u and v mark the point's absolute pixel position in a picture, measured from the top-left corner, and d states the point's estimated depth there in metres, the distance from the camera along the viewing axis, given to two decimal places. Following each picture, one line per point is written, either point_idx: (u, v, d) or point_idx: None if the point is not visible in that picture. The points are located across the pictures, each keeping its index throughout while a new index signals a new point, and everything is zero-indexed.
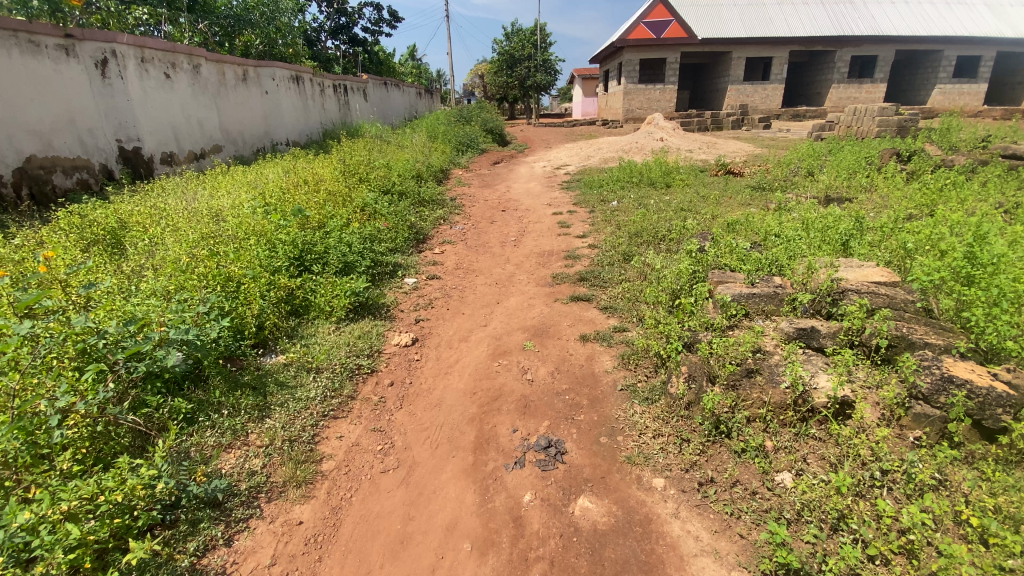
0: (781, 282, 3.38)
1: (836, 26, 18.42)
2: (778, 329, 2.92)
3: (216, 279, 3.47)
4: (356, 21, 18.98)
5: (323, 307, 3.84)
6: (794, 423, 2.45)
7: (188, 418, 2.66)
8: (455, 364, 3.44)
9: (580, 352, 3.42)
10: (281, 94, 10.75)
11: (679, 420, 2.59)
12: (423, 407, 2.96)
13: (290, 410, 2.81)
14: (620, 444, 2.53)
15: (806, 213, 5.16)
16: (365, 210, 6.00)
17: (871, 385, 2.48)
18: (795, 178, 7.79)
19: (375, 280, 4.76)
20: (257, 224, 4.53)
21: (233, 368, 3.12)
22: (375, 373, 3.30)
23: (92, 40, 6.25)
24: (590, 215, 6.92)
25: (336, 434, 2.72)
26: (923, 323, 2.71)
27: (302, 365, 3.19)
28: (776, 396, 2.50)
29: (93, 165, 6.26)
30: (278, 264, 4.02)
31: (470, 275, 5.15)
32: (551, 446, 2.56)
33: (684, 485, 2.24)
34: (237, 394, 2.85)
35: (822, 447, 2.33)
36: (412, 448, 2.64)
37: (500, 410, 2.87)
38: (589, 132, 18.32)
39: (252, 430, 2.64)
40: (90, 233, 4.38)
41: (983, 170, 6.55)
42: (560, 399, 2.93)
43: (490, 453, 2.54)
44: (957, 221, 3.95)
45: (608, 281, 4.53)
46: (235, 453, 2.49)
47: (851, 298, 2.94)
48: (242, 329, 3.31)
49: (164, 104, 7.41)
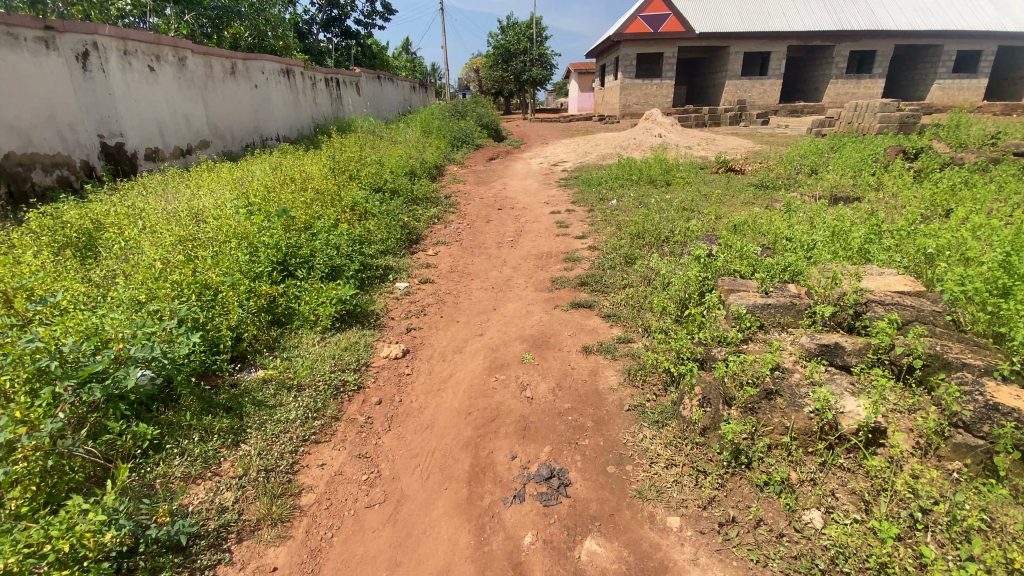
0: (796, 291, 3.17)
1: (836, 20, 18.19)
2: (797, 344, 2.71)
3: (191, 287, 3.22)
4: (350, 13, 18.62)
5: (308, 315, 3.61)
6: (820, 451, 2.25)
7: (154, 445, 2.41)
8: (448, 379, 3.20)
9: (583, 366, 3.19)
10: (271, 88, 10.45)
11: (693, 448, 2.37)
12: (414, 430, 2.73)
13: (267, 434, 2.57)
14: (629, 475, 2.31)
15: (816, 214, 4.94)
16: (355, 209, 5.73)
17: (903, 409, 2.30)
18: (799, 175, 7.58)
19: (364, 285, 4.51)
20: (238, 226, 4.28)
21: (208, 387, 2.87)
22: (361, 391, 3.06)
23: (72, 32, 5.95)
24: (590, 215, 6.68)
25: (317, 462, 2.48)
26: (957, 339, 2.51)
27: (282, 382, 2.95)
28: (800, 422, 2.28)
29: (74, 161, 5.96)
30: (259, 270, 3.78)
31: (465, 279, 4.91)
32: (553, 476, 2.34)
33: (701, 526, 2.02)
34: (210, 416, 2.60)
35: (851, 479, 2.13)
36: (401, 478, 2.41)
37: (497, 434, 2.64)
38: (586, 127, 18.01)
39: (225, 457, 2.41)
40: (62, 235, 4.12)
41: (995, 169, 6.36)
42: (562, 420, 2.70)
43: (487, 485, 2.32)
44: (979, 225, 3.75)
45: (610, 286, 4.30)
46: (205, 485, 2.26)
47: (877, 311, 2.76)
48: (218, 343, 3.06)
49: (149, 98, 7.11)
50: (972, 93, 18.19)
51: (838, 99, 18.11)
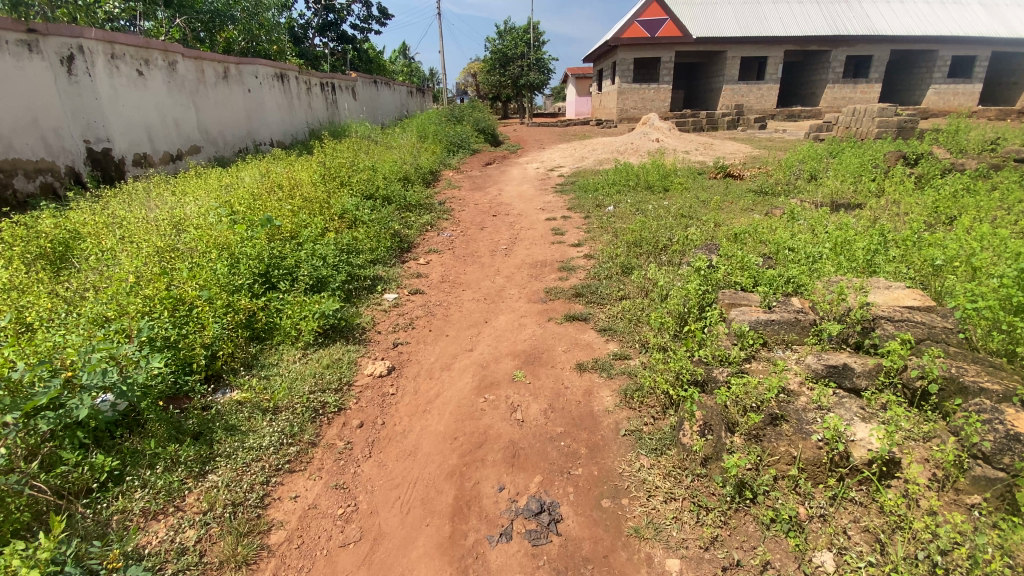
0: (800, 305, 3.04)
1: (832, 25, 18.13)
2: (803, 364, 2.56)
3: (164, 303, 3.04)
4: (345, 17, 18.51)
5: (289, 331, 3.44)
6: (829, 484, 2.08)
7: (113, 476, 2.26)
8: (436, 399, 3.03)
9: (577, 385, 3.02)
10: (265, 93, 10.28)
11: (694, 481, 2.20)
12: (395, 456, 2.57)
13: (237, 464, 2.40)
14: (625, 509, 2.14)
15: (818, 223, 4.78)
16: (344, 217, 5.56)
17: (918, 437, 2.11)
18: (799, 181, 7.44)
19: (351, 297, 4.34)
20: (219, 236, 4.10)
21: (176, 411, 2.69)
22: (342, 413, 2.89)
23: (56, 36, 5.79)
24: (586, 222, 6.54)
25: (290, 494, 2.32)
26: (973, 359, 2.34)
27: (258, 405, 2.77)
28: (808, 451, 2.11)
29: (58, 167, 5.79)
30: (239, 282, 3.59)
31: (456, 289, 4.75)
32: (543, 511, 2.18)
33: (704, 570, 1.85)
34: (176, 445, 2.43)
35: (864, 515, 1.96)
36: (379, 512, 2.24)
37: (484, 462, 2.47)
38: (583, 132, 17.90)
39: (190, 490, 2.26)
40: (35, 246, 3.95)
41: (998, 175, 6.24)
42: (554, 447, 2.53)
43: (471, 521, 2.16)
44: (988, 235, 3.60)
45: (606, 297, 4.14)
46: (167, 522, 2.11)
47: (886, 328, 2.61)
48: (190, 362, 2.88)
49: (137, 103, 6.94)
50: (967, 97, 18.12)
51: (834, 103, 18.03)
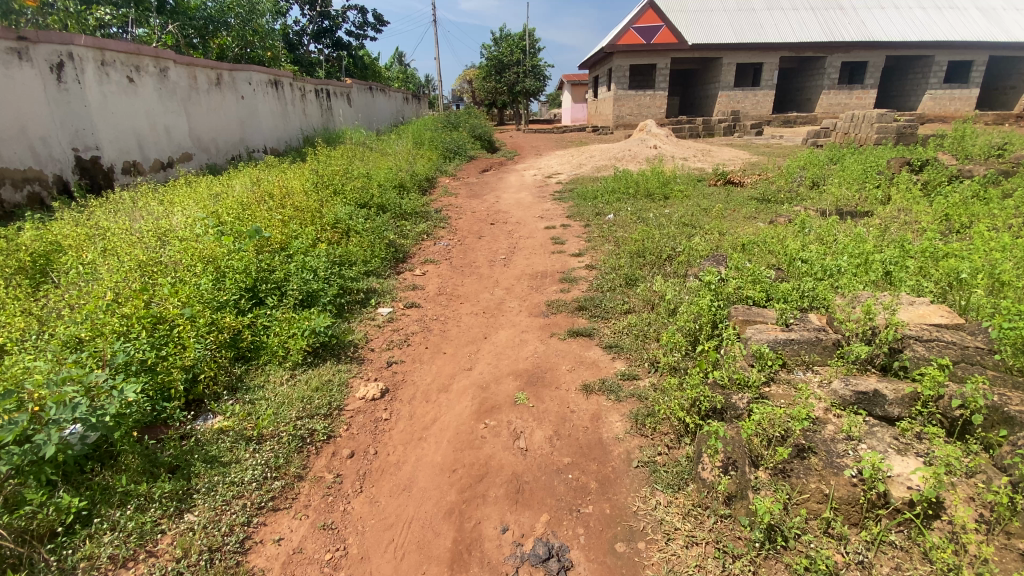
0: (819, 322, 2.87)
1: (827, 31, 18.14)
2: (828, 390, 2.38)
3: (143, 323, 2.84)
4: (340, 24, 18.40)
5: (276, 350, 3.25)
6: (867, 525, 1.90)
7: (81, 517, 2.05)
8: (431, 425, 2.84)
9: (584, 409, 2.83)
10: (258, 99, 10.10)
11: (717, 522, 2.02)
12: (389, 492, 2.37)
13: (217, 501, 2.20)
14: (642, 555, 1.96)
15: (827, 233, 4.62)
16: (337, 226, 5.34)
17: (961, 473, 1.94)
18: (800, 188, 7.29)
19: (343, 311, 4.13)
20: (204, 249, 3.88)
21: (153, 440, 2.48)
22: (331, 442, 2.68)
23: (47, 42, 5.62)
24: (586, 231, 6.35)
25: (274, 536, 2.11)
26: (1015, 385, 2.17)
27: (241, 433, 2.57)
28: (842, 489, 1.93)
29: (46, 176, 5.59)
30: (224, 298, 3.38)
31: (454, 302, 4.55)
32: (552, 556, 1.99)
33: None
34: (150, 480, 2.21)
35: (907, 562, 1.78)
36: (371, 557, 2.04)
37: (485, 499, 2.28)
38: (579, 138, 17.77)
39: (164, 532, 2.05)
40: (12, 261, 3.74)
41: (1008, 181, 6.08)
42: (561, 480, 2.35)
43: (473, 568, 1.97)
44: (1010, 248, 3.44)
45: (610, 311, 3.96)
46: (137, 571, 1.91)
47: (916, 349, 2.45)
48: (168, 387, 2.67)
49: (127, 110, 6.74)
50: (963, 103, 18.09)
51: (831, 109, 17.99)
